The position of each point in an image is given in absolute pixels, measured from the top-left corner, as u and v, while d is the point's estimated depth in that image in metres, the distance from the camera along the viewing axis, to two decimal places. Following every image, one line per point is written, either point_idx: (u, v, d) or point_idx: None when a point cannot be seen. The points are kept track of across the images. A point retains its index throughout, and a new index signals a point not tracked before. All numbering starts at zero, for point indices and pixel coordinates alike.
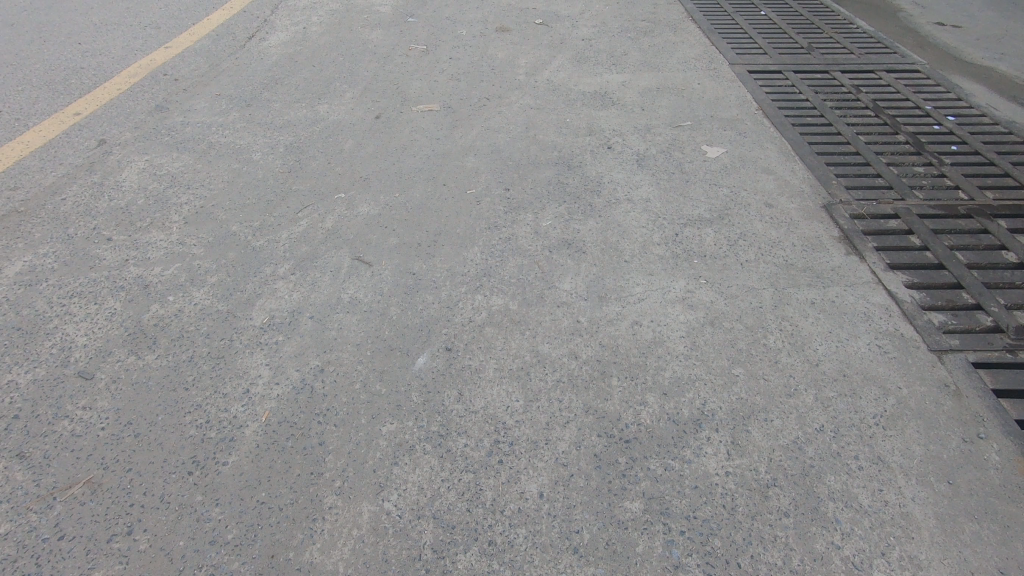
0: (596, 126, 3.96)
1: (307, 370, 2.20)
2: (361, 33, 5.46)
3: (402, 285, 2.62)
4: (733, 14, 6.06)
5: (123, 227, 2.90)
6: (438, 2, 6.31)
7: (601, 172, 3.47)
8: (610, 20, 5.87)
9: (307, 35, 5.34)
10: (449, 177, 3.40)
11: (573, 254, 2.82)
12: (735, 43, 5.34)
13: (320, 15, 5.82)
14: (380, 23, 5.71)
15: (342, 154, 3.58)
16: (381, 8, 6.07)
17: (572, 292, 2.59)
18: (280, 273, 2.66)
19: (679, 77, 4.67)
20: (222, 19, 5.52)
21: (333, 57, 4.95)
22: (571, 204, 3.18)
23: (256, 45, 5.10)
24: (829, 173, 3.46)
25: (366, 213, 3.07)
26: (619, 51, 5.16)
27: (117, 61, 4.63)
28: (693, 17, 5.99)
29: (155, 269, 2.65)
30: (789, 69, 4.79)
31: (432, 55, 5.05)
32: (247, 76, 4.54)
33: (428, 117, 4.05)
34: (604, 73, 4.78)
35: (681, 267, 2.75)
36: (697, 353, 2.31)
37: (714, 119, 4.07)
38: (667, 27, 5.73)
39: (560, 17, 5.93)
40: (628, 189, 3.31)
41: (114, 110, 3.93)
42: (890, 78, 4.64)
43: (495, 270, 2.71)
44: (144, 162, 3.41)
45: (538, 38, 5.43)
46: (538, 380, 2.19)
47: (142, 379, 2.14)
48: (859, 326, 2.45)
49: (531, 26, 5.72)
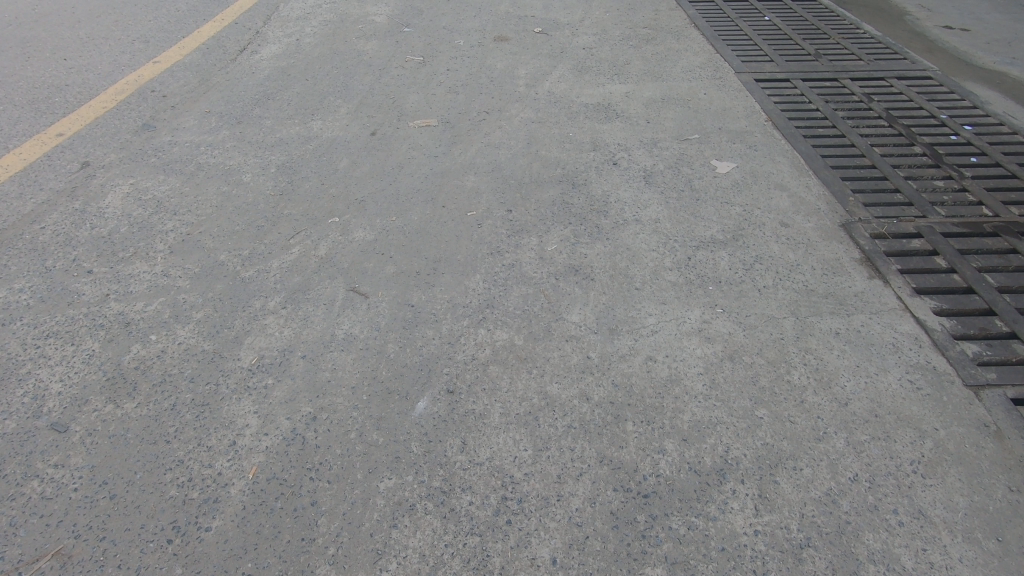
0: (601, 141, 3.81)
1: (298, 418, 2.04)
2: (356, 44, 5.32)
3: (400, 318, 2.46)
4: (736, 19, 5.92)
5: (105, 257, 2.75)
6: (435, 10, 6.18)
7: (608, 190, 3.32)
8: (611, 27, 5.74)
9: (301, 47, 5.20)
10: (449, 198, 3.25)
11: (581, 281, 2.67)
12: (739, 50, 5.20)
13: (314, 25, 5.67)
14: (376, 33, 5.57)
15: (337, 175, 3.43)
16: (376, 17, 5.93)
17: (581, 325, 2.43)
18: (271, 308, 2.51)
19: (685, 87, 4.53)
20: (214, 31, 5.39)
21: (328, 69, 4.81)
22: (577, 226, 3.02)
23: (247, 58, 4.96)
24: (845, 188, 3.31)
25: (362, 239, 2.92)
26: (621, 60, 5.02)
27: (104, 77, 4.49)
28: (696, 22, 5.85)
29: (137, 305, 2.50)
30: (797, 76, 4.65)
31: (429, 66, 4.91)
32: (238, 91, 4.40)
33: (426, 133, 3.90)
34: (607, 83, 4.64)
35: (695, 294, 2.59)
36: (718, 392, 2.15)
37: (722, 132, 3.92)
38: (670, 34, 5.58)
39: (560, 25, 5.79)
40: (637, 208, 3.16)
41: (99, 130, 3.79)
42: (901, 85, 4.51)
43: (499, 301, 2.55)
44: (129, 186, 3.26)
45: (538, 47, 5.29)
46: (548, 426, 2.03)
47: (121, 432, 1.98)
48: (888, 358, 2.29)
49: (531, 35, 5.58)
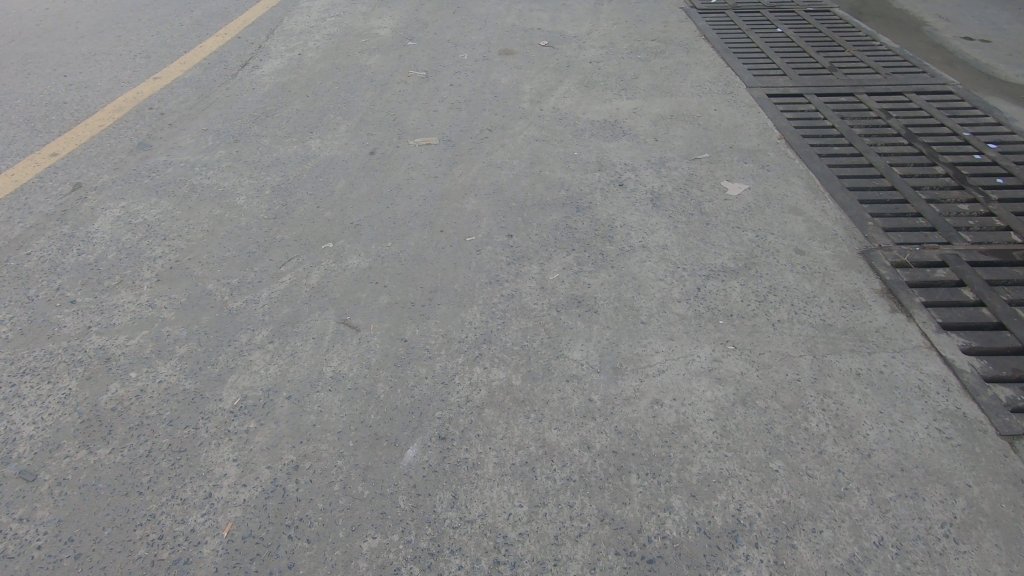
0: (606, 161, 3.68)
1: (280, 467, 1.92)
2: (359, 58, 5.24)
3: (392, 354, 2.33)
4: (748, 31, 5.78)
5: (90, 286, 2.65)
6: (440, 23, 6.09)
7: (613, 214, 3.19)
8: (619, 40, 5.62)
9: (303, 62, 5.13)
10: (448, 222, 3.13)
11: (584, 314, 2.53)
12: (751, 63, 5.05)
13: (317, 39, 5.61)
14: (380, 47, 5.49)
15: (333, 197, 3.32)
16: (380, 31, 5.86)
17: (583, 363, 2.29)
18: (257, 342, 2.39)
19: (694, 103, 4.40)
20: (216, 46, 5.34)
21: (329, 85, 4.72)
22: (580, 253, 2.89)
23: (248, 73, 4.90)
24: (863, 212, 3.15)
25: (356, 266, 2.81)
26: (629, 74, 4.89)
27: (103, 93, 4.43)
28: (706, 35, 5.72)
29: (119, 338, 2.40)
30: (811, 91, 4.50)
31: (432, 81, 4.81)
32: (236, 108, 4.32)
33: (427, 152, 3.79)
34: (614, 98, 4.51)
35: (705, 329, 2.44)
36: (730, 441, 2.00)
37: (733, 150, 3.78)
38: (679, 46, 5.45)
39: (567, 38, 5.68)
40: (643, 234, 3.02)
41: (93, 149, 3.72)
42: (921, 100, 4.34)
43: (497, 336, 2.42)
44: (120, 209, 3.18)
45: (544, 60, 5.18)
46: (546, 479, 1.89)
47: (91, 481, 1.87)
48: (914, 403, 2.13)
49: (537, 48, 5.47)
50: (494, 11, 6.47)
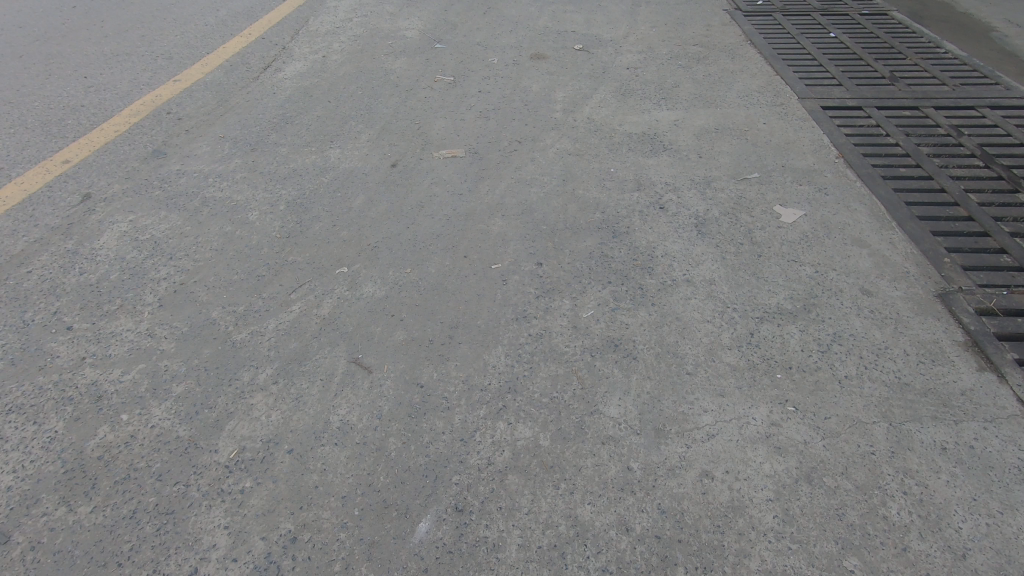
0: (645, 179, 3.39)
1: (276, 539, 1.70)
2: (384, 61, 5.03)
3: (407, 403, 2.10)
4: (798, 36, 5.40)
5: (88, 311, 2.49)
6: (469, 25, 5.86)
7: (653, 241, 2.90)
8: (658, 44, 5.30)
9: (326, 65, 4.94)
10: (472, 246, 2.89)
11: (621, 360, 2.26)
12: (803, 72, 4.69)
13: (342, 41, 5.42)
14: (406, 49, 5.28)
15: (350, 214, 3.11)
16: (407, 32, 5.64)
17: (620, 422, 2.02)
18: (260, 383, 2.18)
19: (741, 116, 4.06)
20: (239, 47, 5.20)
21: (352, 90, 4.52)
22: (617, 286, 2.61)
23: (270, 77, 4.73)
24: (937, 247, 2.80)
25: (372, 295, 2.58)
26: (669, 83, 4.58)
27: (121, 96, 4.31)
28: (752, 40, 5.36)
29: (113, 372, 2.21)
30: (871, 103, 4.13)
31: (460, 88, 4.57)
32: (256, 113, 4.15)
33: (451, 166, 3.55)
34: (653, 109, 4.20)
35: (760, 384, 2.15)
36: (793, 530, 1.71)
37: (786, 170, 3.45)
38: (723, 52, 5.11)
39: (602, 42, 5.38)
40: (687, 265, 2.73)
41: (106, 157, 3.58)
42: (996, 116, 3.93)
43: (523, 384, 2.16)
44: (128, 224, 3.01)
45: (578, 66, 4.90)
46: (577, 568, 1.63)
47: (68, 547, 1.69)
48: (1014, 489, 1.81)
49: (570, 53, 5.19)
50: (525, 12, 6.21)
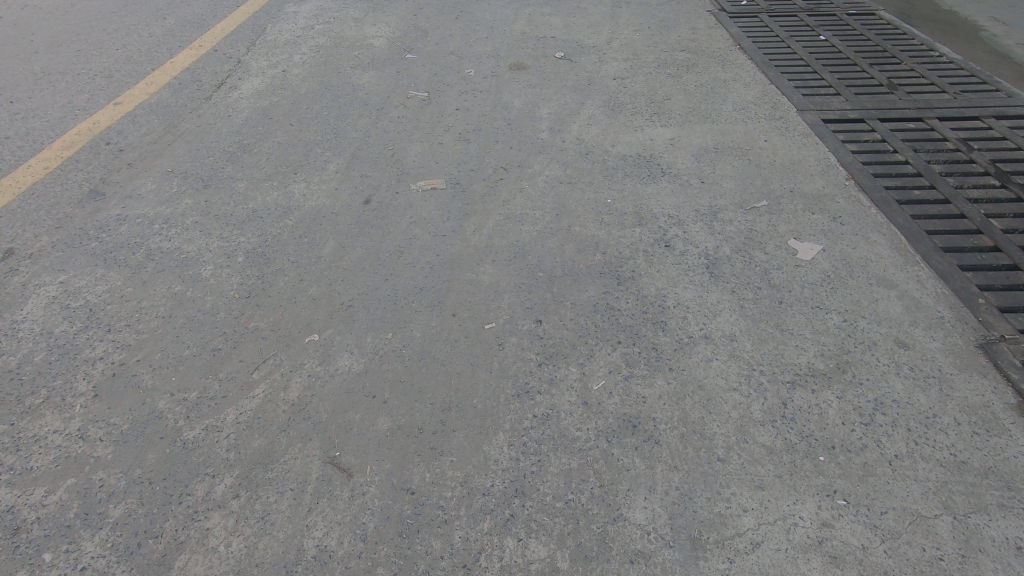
0: (646, 211, 3.09)
1: None
2: (351, 75, 4.63)
3: (396, 517, 1.77)
4: (787, 39, 5.17)
5: (6, 408, 2.08)
6: (441, 32, 5.48)
7: (662, 287, 2.61)
8: (643, 51, 5.01)
9: (287, 80, 4.52)
10: (461, 300, 2.55)
11: (643, 446, 1.96)
12: (798, 80, 4.45)
13: (304, 53, 5.01)
14: (374, 61, 4.89)
15: (320, 265, 2.75)
16: (374, 41, 5.25)
17: (649, 532, 1.73)
18: (218, 498, 1.82)
19: (740, 132, 3.80)
20: (188, 62, 4.74)
21: (316, 110, 4.12)
22: (628, 347, 2.31)
23: (224, 96, 4.30)
24: (969, 285, 2.58)
25: (349, 371, 2.23)
26: (659, 95, 4.29)
27: (53, 125, 3.84)
28: (741, 44, 5.11)
29: (35, 493, 1.83)
30: (873, 115, 3.91)
31: (436, 104, 4.21)
32: (208, 142, 3.73)
33: (431, 200, 3.20)
34: (645, 126, 3.91)
35: (803, 472, 1.88)
36: None
37: (795, 196, 3.19)
38: (712, 59, 4.84)
39: (584, 49, 5.07)
40: (703, 317, 2.45)
41: (34, 201, 3.14)
42: (1003, 127, 3.75)
43: (532, 484, 1.85)
44: (58, 286, 2.60)
45: (560, 77, 4.58)
46: None
47: None
48: None
49: (551, 61, 4.87)
50: (500, 16, 5.86)
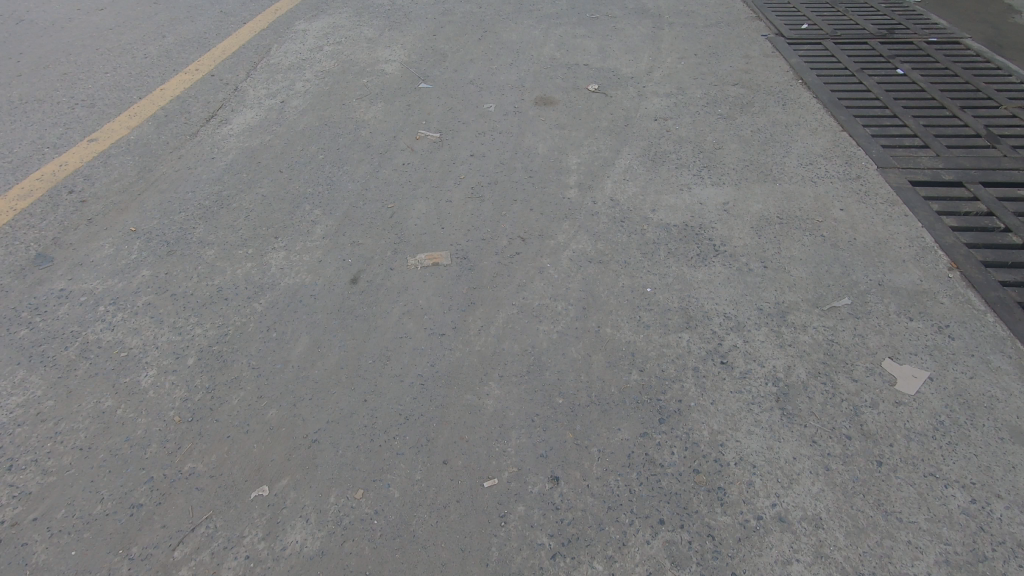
0: (695, 307, 2.49)
1: None
2: (357, 107, 4.13)
3: None
4: (858, 72, 4.48)
5: None
6: (461, 56, 4.95)
7: (719, 429, 2.00)
8: (688, 85, 4.40)
9: (284, 113, 4.04)
10: (456, 439, 1.98)
11: None
12: (875, 126, 3.77)
13: (308, 79, 4.53)
14: (384, 90, 4.39)
15: (287, 373, 2.21)
16: (387, 66, 4.75)
17: None
18: None
19: (808, 196, 3.15)
20: (179, 90, 4.31)
21: (312, 152, 3.62)
22: (674, 533, 1.72)
23: (212, 132, 3.84)
24: None
25: (301, 553, 1.70)
26: (708, 142, 3.67)
27: (17, 166, 3.43)
28: (804, 77, 4.43)
29: None
30: (974, 179, 3.22)
31: (448, 147, 3.67)
32: (183, 191, 3.25)
33: (431, 281, 2.65)
34: (693, 183, 3.30)
35: None
36: None
37: (884, 291, 2.54)
38: (769, 96, 4.19)
39: (621, 80, 4.48)
40: (775, 485, 1.84)
41: None
42: None
43: None
44: None
45: (592, 117, 4.00)
46: None
47: None
48: None
49: (583, 95, 4.29)
50: (527, 38, 5.30)
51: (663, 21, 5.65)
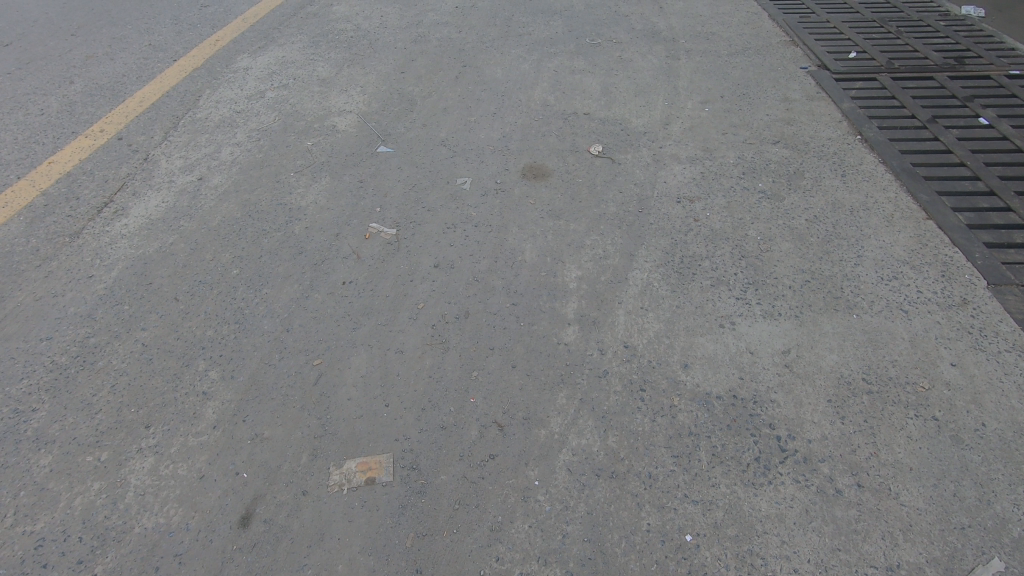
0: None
1: None
2: (295, 186, 3.24)
3: None
4: (932, 122, 3.55)
5: None
6: (433, 103, 4.04)
7: None
8: (715, 144, 3.48)
9: (199, 197, 3.15)
10: None
11: None
12: (970, 212, 2.88)
13: (239, 141, 3.63)
14: (334, 157, 3.49)
15: None
16: (340, 120, 3.85)
17: None
18: None
19: (901, 338, 2.26)
20: (72, 162, 3.43)
21: (225, 263, 2.73)
22: None
23: (99, 229, 2.96)
24: None
25: None
26: (751, 240, 2.78)
27: None
28: (863, 131, 3.51)
29: None
30: None
31: (407, 252, 2.77)
32: (36, 337, 2.38)
33: (362, 521, 1.78)
34: (737, 312, 2.41)
35: None
36: None
37: None
38: (822, 163, 3.28)
39: (631, 139, 3.58)
40: None
41: None
42: None
43: None
44: None
45: (596, 197, 3.10)
46: None
47: None
48: None
49: (583, 162, 3.39)
50: (514, 75, 4.37)
51: (678, 47, 4.71)
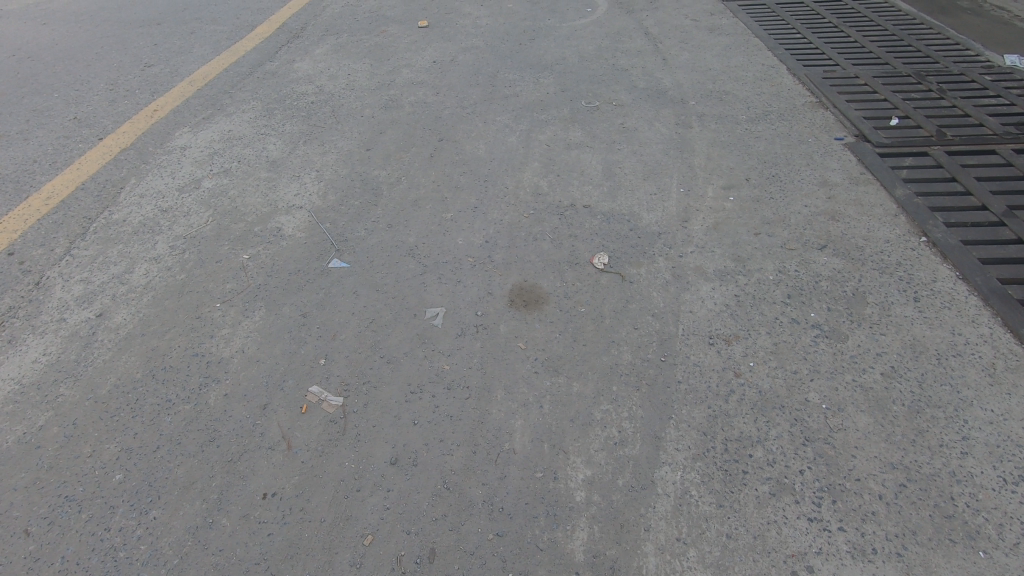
0: None
1: None
2: (218, 323, 2.53)
3: None
4: (1012, 216, 2.89)
5: None
6: (401, 192, 3.36)
7: None
8: (747, 252, 2.81)
9: (92, 346, 2.44)
10: None
11: None
12: None
13: (158, 253, 2.93)
14: (273, 275, 2.79)
15: None
16: (287, 219, 3.16)
17: None
18: None
19: None
20: None
21: (105, 461, 2.01)
22: None
23: None
24: None
25: None
26: (815, 409, 2.08)
27: None
28: (929, 230, 2.85)
29: None
30: None
31: (354, 438, 2.06)
32: None
33: None
34: (815, 549, 1.72)
35: None
36: None
37: None
38: (885, 278, 2.61)
39: (643, 244, 2.90)
40: None
41: None
42: None
43: None
44: None
45: (605, 338, 2.40)
46: None
47: None
48: None
49: (586, 279, 2.70)
50: (500, 151, 3.71)
51: (689, 111, 4.07)
